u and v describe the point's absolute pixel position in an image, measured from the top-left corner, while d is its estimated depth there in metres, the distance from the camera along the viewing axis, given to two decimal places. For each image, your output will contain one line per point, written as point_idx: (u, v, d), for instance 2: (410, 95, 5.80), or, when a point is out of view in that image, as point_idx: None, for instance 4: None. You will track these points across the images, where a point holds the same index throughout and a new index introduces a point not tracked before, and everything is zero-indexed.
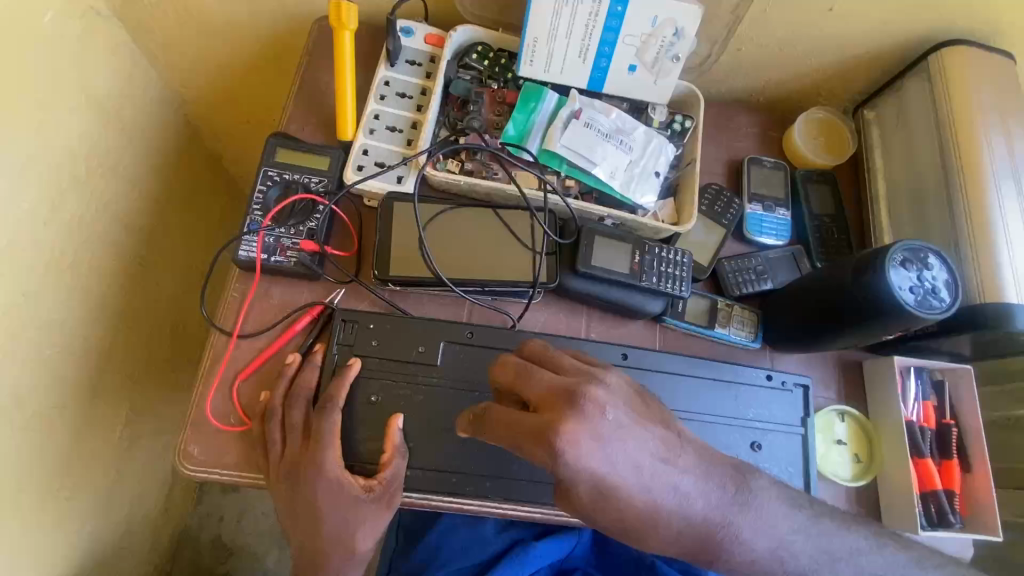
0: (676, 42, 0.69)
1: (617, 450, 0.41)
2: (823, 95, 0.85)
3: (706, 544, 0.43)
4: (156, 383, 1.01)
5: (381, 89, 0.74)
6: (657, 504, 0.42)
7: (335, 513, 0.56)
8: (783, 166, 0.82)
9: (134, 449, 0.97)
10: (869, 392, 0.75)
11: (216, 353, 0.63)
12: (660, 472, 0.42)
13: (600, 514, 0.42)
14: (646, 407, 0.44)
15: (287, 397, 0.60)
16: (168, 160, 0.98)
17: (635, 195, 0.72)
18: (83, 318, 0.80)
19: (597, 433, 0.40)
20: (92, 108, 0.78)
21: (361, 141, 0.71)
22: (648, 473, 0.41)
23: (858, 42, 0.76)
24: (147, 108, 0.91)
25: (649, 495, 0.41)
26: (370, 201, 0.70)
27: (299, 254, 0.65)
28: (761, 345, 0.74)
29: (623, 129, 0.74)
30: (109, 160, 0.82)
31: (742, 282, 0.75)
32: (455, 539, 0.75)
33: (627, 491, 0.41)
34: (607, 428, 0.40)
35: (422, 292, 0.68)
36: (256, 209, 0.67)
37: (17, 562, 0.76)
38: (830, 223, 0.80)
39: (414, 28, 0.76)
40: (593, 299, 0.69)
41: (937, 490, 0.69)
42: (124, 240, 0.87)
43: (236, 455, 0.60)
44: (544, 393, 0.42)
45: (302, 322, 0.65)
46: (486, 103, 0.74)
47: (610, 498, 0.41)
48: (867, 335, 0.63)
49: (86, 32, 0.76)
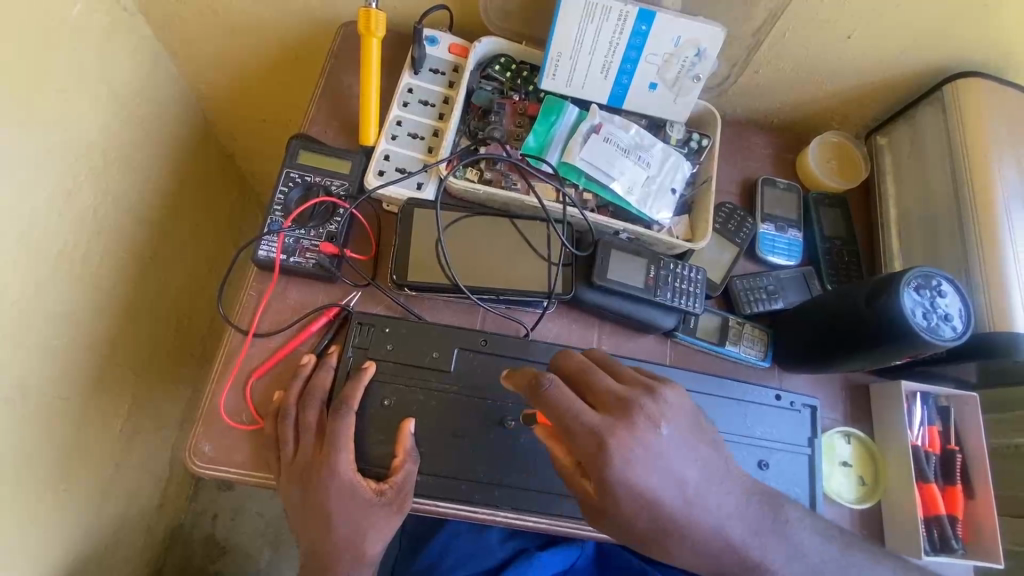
0: (697, 62, 0.71)
1: (664, 463, 0.42)
2: (837, 120, 0.87)
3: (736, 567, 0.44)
4: (159, 378, 1.01)
5: (404, 96, 0.75)
6: (696, 523, 0.43)
7: (346, 516, 0.56)
8: (795, 188, 0.83)
9: (133, 442, 0.97)
10: (874, 415, 0.75)
11: (230, 351, 0.64)
12: (701, 492, 0.44)
13: (638, 524, 0.42)
14: (698, 429, 0.46)
15: (301, 397, 0.60)
16: (185, 155, 0.99)
17: (651, 211, 0.73)
18: (90, 310, 0.80)
19: (652, 444, 0.42)
20: (112, 101, 0.79)
21: (383, 146, 0.72)
22: (690, 494, 0.43)
23: (874, 70, 0.77)
24: (166, 103, 0.92)
25: (691, 511, 0.43)
26: (390, 206, 0.71)
27: (318, 256, 0.66)
28: (770, 364, 0.75)
29: (641, 145, 0.75)
30: (125, 154, 0.83)
31: (754, 300, 0.75)
32: (457, 548, 0.75)
33: (672, 509, 0.42)
34: (660, 441, 0.42)
35: (438, 298, 0.69)
36: (277, 209, 0.67)
37: (12, 554, 0.75)
38: (841, 246, 0.81)
39: (439, 37, 0.78)
40: (607, 312, 0.70)
41: (940, 515, 0.69)
42: (135, 232, 0.87)
43: (246, 454, 0.60)
44: (604, 396, 0.45)
45: (318, 323, 0.65)
46: (507, 114, 0.76)
47: (648, 512, 0.42)
48: (878, 359, 0.63)
49: (111, 27, 0.77)
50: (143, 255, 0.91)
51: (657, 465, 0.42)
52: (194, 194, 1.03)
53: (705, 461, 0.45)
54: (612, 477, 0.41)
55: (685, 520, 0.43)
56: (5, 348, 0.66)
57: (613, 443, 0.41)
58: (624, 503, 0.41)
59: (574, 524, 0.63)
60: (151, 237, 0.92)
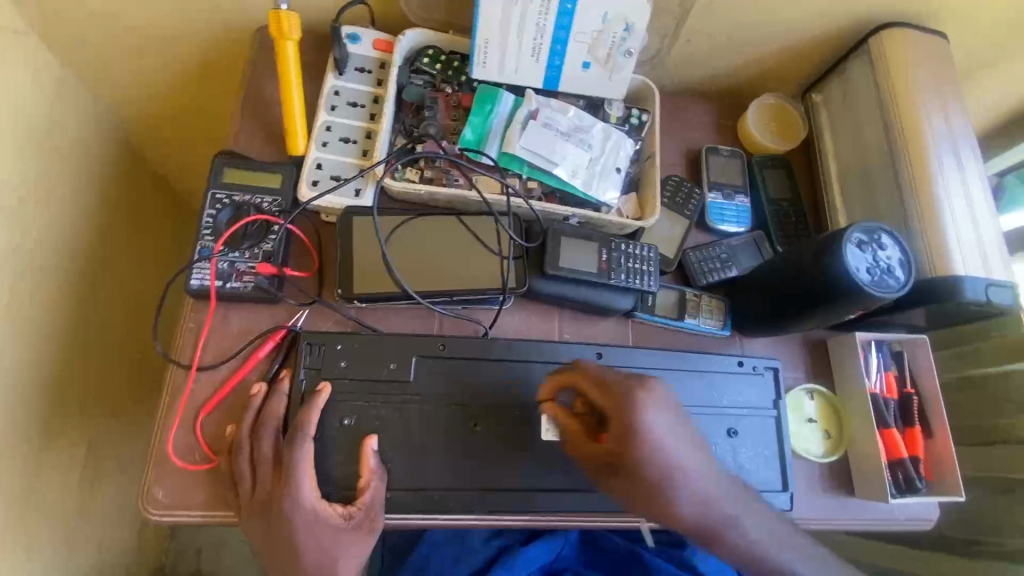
0: (627, 37, 0.69)
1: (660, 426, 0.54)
2: (772, 81, 0.87)
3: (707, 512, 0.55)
4: (116, 415, 0.96)
5: (331, 100, 0.72)
6: (675, 470, 0.53)
7: (316, 546, 0.54)
8: (738, 154, 0.83)
9: (97, 490, 0.92)
10: (834, 369, 0.77)
11: (174, 389, 0.60)
12: (685, 447, 0.55)
13: (643, 472, 0.53)
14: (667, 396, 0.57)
15: (254, 430, 0.57)
16: (111, 178, 0.93)
17: (597, 193, 0.72)
18: (25, 359, 0.75)
19: (660, 408, 0.54)
20: (19, 132, 0.73)
21: (314, 154, 0.69)
22: (673, 448, 0.53)
23: (802, 29, 0.77)
24: (81, 128, 0.86)
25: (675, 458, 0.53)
26: (329, 216, 0.68)
27: (256, 278, 0.62)
28: (730, 332, 0.75)
29: (582, 126, 0.73)
30: (42, 187, 0.77)
31: (708, 270, 0.76)
32: (442, 554, 0.74)
33: (667, 456, 0.53)
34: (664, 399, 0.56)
35: (390, 307, 0.66)
36: (206, 233, 0.63)
37: None
38: (787, 207, 0.82)
39: (361, 34, 0.74)
40: (564, 300, 0.69)
41: (903, 459, 0.72)
42: (65, 269, 0.82)
43: (203, 494, 0.57)
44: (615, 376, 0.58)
45: (265, 348, 0.62)
46: (441, 109, 0.73)
47: (654, 458, 0.53)
48: (829, 315, 0.64)
49: (4, 50, 0.70)
50: (77, 290, 0.85)
51: (661, 414, 0.54)
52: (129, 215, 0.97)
53: (678, 425, 0.55)
54: (636, 424, 0.53)
55: (669, 469, 0.53)
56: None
57: (640, 393, 0.55)
58: (665, 458, 0.53)
59: (552, 517, 0.63)
60: (86, 270, 0.86)
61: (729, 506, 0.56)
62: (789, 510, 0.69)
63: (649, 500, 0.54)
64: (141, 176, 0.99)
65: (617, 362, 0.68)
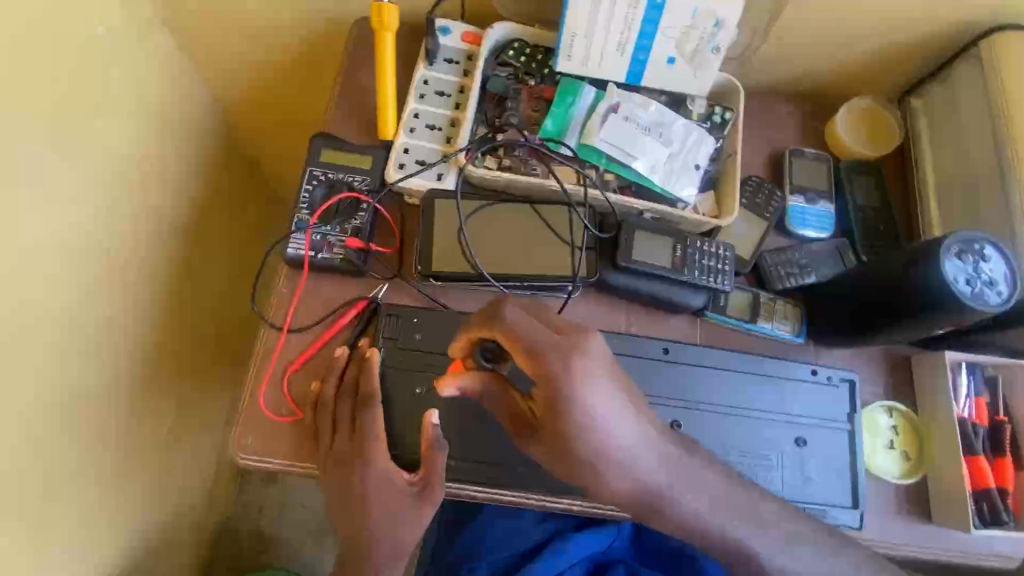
0: (716, 33, 0.69)
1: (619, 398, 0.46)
2: (866, 84, 0.84)
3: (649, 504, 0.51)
4: (195, 366, 1.07)
5: (420, 88, 0.75)
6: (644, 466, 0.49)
7: (382, 506, 0.58)
8: (825, 158, 0.80)
9: (181, 439, 1.07)
10: (917, 387, 0.73)
11: (267, 347, 0.65)
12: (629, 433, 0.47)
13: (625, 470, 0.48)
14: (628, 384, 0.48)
15: (338, 389, 0.62)
16: (217, 173, 1.07)
17: (675, 189, 0.72)
18: (133, 315, 0.85)
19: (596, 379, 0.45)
20: (141, 113, 0.82)
21: (402, 139, 0.72)
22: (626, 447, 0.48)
23: (903, 29, 0.74)
24: (190, 113, 0.96)
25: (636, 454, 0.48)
26: (411, 199, 0.72)
27: (345, 251, 0.67)
28: (804, 339, 0.73)
29: (663, 121, 0.73)
30: (158, 164, 0.87)
31: (786, 275, 0.74)
32: (497, 529, 0.76)
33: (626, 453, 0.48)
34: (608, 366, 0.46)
35: (464, 288, 0.69)
36: (303, 208, 0.69)
37: (79, 539, 0.82)
38: (875, 215, 0.78)
39: (451, 26, 0.77)
40: (634, 294, 0.70)
41: (990, 489, 0.67)
42: (169, 237, 0.93)
43: (288, 446, 0.62)
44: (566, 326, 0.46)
45: (348, 317, 0.66)
46: (524, 100, 0.75)
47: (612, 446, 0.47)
48: (919, 330, 0.63)
49: (138, 38, 0.80)
50: (164, 260, 0.92)
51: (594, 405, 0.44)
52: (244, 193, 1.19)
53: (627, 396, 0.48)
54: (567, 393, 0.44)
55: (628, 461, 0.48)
56: (42, 360, 0.69)
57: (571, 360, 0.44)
58: (569, 410, 0.44)
59: (606, 505, 0.65)
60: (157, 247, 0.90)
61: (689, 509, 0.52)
62: (860, 528, 0.67)
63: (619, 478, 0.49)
64: (240, 158, 1.17)
65: (683, 360, 0.68)
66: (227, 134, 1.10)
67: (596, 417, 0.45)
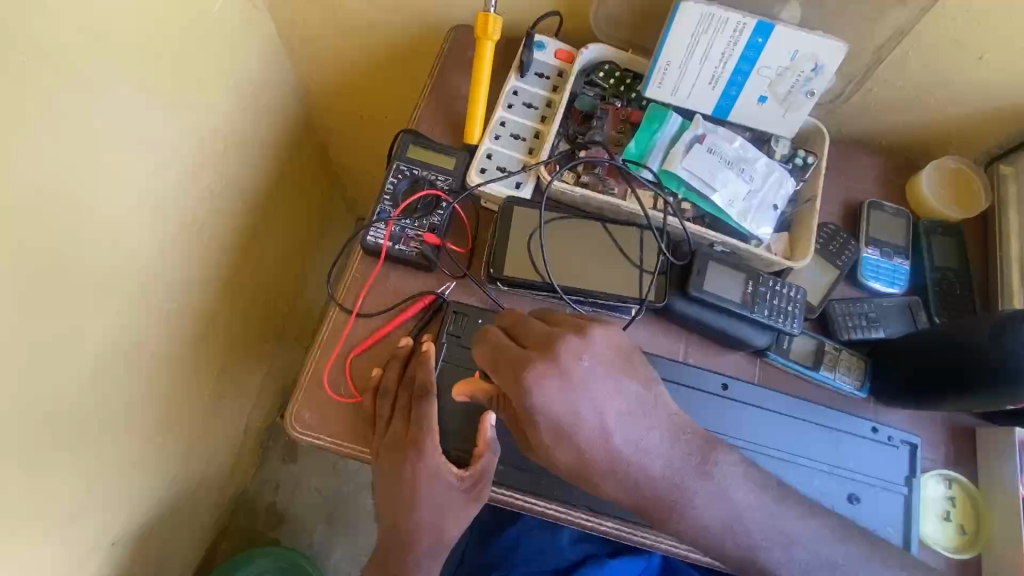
0: (813, 78, 0.69)
1: (608, 392, 0.49)
2: (955, 144, 0.82)
3: (661, 504, 0.51)
4: (238, 336, 1.09)
5: (509, 98, 0.77)
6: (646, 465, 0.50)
7: (431, 498, 0.59)
8: (904, 214, 0.79)
9: (217, 404, 1.10)
10: (980, 460, 0.70)
11: (335, 327, 0.67)
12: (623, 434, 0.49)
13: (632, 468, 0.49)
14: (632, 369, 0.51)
15: (400, 378, 0.63)
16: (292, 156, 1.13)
17: (751, 226, 0.71)
18: (196, 279, 0.89)
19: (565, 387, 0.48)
20: (236, 90, 0.87)
21: (486, 145, 0.74)
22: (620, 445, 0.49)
23: (1003, 94, 0.73)
24: (277, 95, 1.01)
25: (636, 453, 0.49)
26: (489, 203, 0.74)
27: (421, 245, 0.69)
28: (866, 395, 0.71)
29: (745, 157, 0.73)
30: (242, 140, 0.92)
31: (853, 327, 0.72)
32: (529, 541, 0.78)
33: (622, 454, 0.49)
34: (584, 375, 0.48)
35: (529, 296, 0.70)
36: (386, 199, 0.71)
37: (115, 484, 0.86)
38: (952, 278, 0.76)
39: (547, 42, 0.79)
40: (698, 325, 0.69)
41: None
42: (240, 209, 0.97)
43: (343, 426, 0.64)
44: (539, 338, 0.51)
45: (415, 308, 0.68)
46: (609, 121, 0.76)
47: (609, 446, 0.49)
48: (988, 403, 0.61)
49: (246, 21, 0.85)
50: (230, 230, 0.96)
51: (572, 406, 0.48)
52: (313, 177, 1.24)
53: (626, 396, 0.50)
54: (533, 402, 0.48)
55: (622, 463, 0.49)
56: (117, 309, 0.73)
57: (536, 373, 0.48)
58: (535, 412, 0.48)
59: (651, 535, 0.63)
60: (231, 218, 0.95)
61: (706, 516, 0.51)
62: None
63: (619, 479, 0.50)
64: (314, 143, 1.21)
65: (741, 398, 0.67)
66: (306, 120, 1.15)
67: (561, 419, 0.48)
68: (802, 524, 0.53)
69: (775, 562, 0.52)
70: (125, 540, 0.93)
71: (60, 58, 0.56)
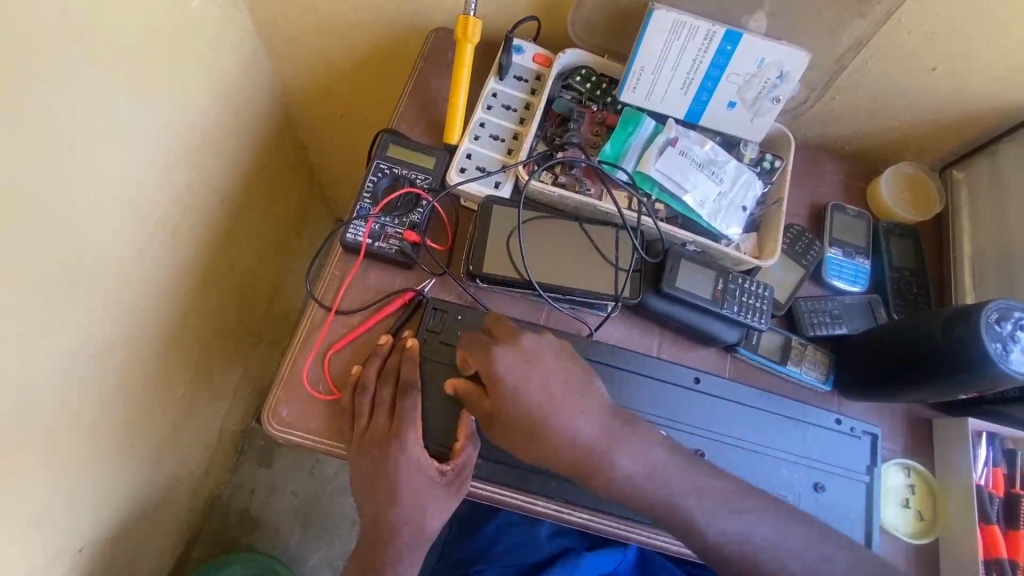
0: (778, 85, 0.72)
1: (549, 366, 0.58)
2: (910, 152, 0.87)
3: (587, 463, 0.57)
4: (212, 336, 1.08)
5: (489, 100, 0.79)
6: (572, 430, 0.56)
7: (411, 492, 0.60)
8: (865, 217, 0.83)
9: (191, 405, 1.08)
10: (936, 450, 0.74)
11: (314, 324, 0.68)
12: (563, 397, 0.57)
13: (555, 438, 0.56)
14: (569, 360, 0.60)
15: (379, 375, 0.63)
16: (271, 156, 1.12)
17: (721, 225, 0.74)
18: (171, 277, 0.88)
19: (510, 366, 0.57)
20: (215, 87, 0.87)
21: (466, 145, 0.76)
22: (551, 401, 0.56)
23: (952, 104, 0.78)
24: (256, 94, 1.00)
25: (562, 419, 0.56)
26: (469, 202, 0.75)
27: (401, 243, 0.70)
28: (830, 389, 0.74)
29: (715, 160, 0.76)
30: (218, 138, 0.91)
31: (818, 323, 0.75)
32: (507, 536, 0.79)
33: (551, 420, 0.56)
34: (530, 355, 0.58)
35: (507, 293, 0.71)
36: (366, 197, 0.72)
37: (80, 491, 0.83)
38: (910, 277, 0.80)
39: (525, 46, 0.81)
40: (671, 321, 0.72)
41: (1001, 559, 0.67)
42: (216, 208, 0.96)
43: (321, 422, 0.64)
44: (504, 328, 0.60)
45: (394, 305, 0.69)
46: (585, 123, 0.79)
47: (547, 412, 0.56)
48: (940, 393, 0.64)
49: (225, 19, 0.85)
50: (207, 228, 0.95)
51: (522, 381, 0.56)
52: (291, 178, 1.23)
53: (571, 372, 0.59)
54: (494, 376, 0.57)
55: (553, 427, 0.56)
56: (90, 308, 0.72)
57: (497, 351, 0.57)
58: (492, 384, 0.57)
59: (624, 526, 0.65)
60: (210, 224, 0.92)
61: (626, 470, 0.57)
62: None
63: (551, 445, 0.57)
64: (293, 144, 1.21)
65: (713, 391, 0.69)
66: (285, 120, 1.15)
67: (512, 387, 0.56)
68: (706, 481, 0.58)
69: (695, 514, 0.56)
70: (92, 547, 0.91)
71: (40, 52, 0.56)
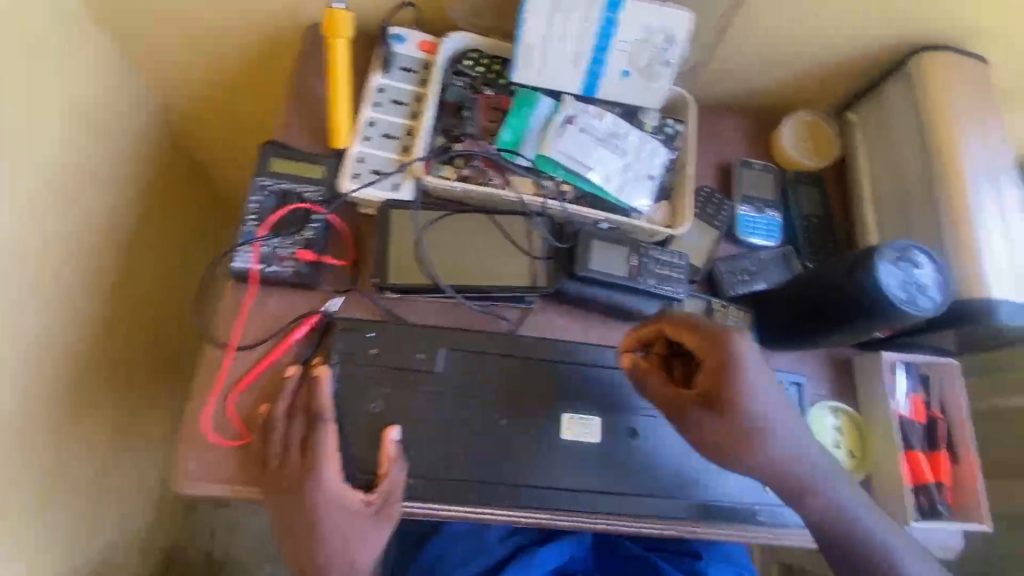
0: (668, 48, 0.71)
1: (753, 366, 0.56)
2: (807, 99, 0.88)
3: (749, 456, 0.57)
4: (129, 384, 0.99)
5: (375, 97, 0.74)
6: (761, 430, 0.56)
7: (337, 528, 0.56)
8: (771, 169, 0.83)
9: (119, 462, 1.00)
10: (859, 387, 0.76)
11: (213, 366, 0.63)
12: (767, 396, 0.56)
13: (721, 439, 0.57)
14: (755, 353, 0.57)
15: (289, 410, 0.59)
16: (161, 181, 1.03)
17: (631, 198, 0.73)
18: (62, 333, 0.79)
19: (752, 356, 0.56)
20: (73, 115, 0.77)
21: (356, 149, 0.71)
22: (766, 405, 0.56)
23: (838, 48, 0.79)
24: (128, 116, 0.91)
25: (773, 425, 0.57)
26: (367, 209, 0.70)
27: (296, 264, 0.65)
28: (755, 344, 0.75)
29: (617, 133, 0.74)
30: (90, 171, 0.82)
31: (737, 282, 0.76)
32: (464, 542, 0.77)
33: (750, 423, 0.56)
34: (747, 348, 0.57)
35: (420, 299, 0.68)
36: (251, 218, 0.66)
37: None
38: (818, 223, 0.82)
39: (408, 35, 0.76)
40: (592, 302, 0.70)
41: (928, 483, 0.72)
42: (104, 247, 0.87)
43: (234, 470, 0.59)
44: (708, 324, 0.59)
45: (298, 332, 0.64)
46: (480, 109, 0.75)
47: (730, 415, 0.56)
48: (855, 334, 0.66)
49: (68, 37, 0.75)
50: (99, 272, 0.86)
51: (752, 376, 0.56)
52: (191, 201, 1.14)
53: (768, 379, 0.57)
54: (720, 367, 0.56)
55: (761, 433, 0.56)
56: None
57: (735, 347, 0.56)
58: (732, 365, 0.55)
59: (570, 517, 0.64)
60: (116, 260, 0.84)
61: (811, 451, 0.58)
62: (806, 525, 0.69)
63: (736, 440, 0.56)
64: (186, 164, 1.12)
65: None
66: (170, 140, 1.05)
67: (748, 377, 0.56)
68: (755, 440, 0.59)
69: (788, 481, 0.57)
70: None
71: None
